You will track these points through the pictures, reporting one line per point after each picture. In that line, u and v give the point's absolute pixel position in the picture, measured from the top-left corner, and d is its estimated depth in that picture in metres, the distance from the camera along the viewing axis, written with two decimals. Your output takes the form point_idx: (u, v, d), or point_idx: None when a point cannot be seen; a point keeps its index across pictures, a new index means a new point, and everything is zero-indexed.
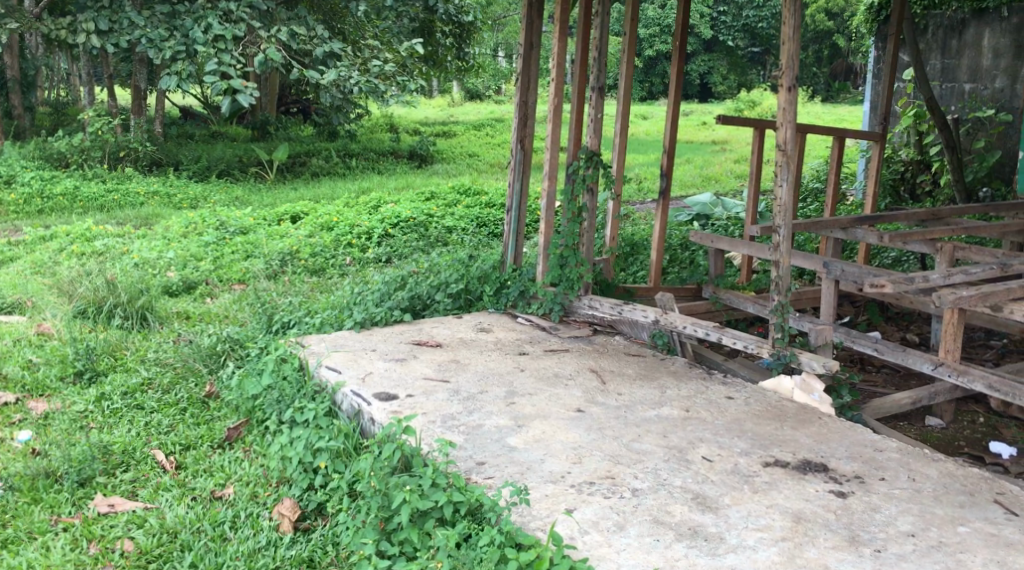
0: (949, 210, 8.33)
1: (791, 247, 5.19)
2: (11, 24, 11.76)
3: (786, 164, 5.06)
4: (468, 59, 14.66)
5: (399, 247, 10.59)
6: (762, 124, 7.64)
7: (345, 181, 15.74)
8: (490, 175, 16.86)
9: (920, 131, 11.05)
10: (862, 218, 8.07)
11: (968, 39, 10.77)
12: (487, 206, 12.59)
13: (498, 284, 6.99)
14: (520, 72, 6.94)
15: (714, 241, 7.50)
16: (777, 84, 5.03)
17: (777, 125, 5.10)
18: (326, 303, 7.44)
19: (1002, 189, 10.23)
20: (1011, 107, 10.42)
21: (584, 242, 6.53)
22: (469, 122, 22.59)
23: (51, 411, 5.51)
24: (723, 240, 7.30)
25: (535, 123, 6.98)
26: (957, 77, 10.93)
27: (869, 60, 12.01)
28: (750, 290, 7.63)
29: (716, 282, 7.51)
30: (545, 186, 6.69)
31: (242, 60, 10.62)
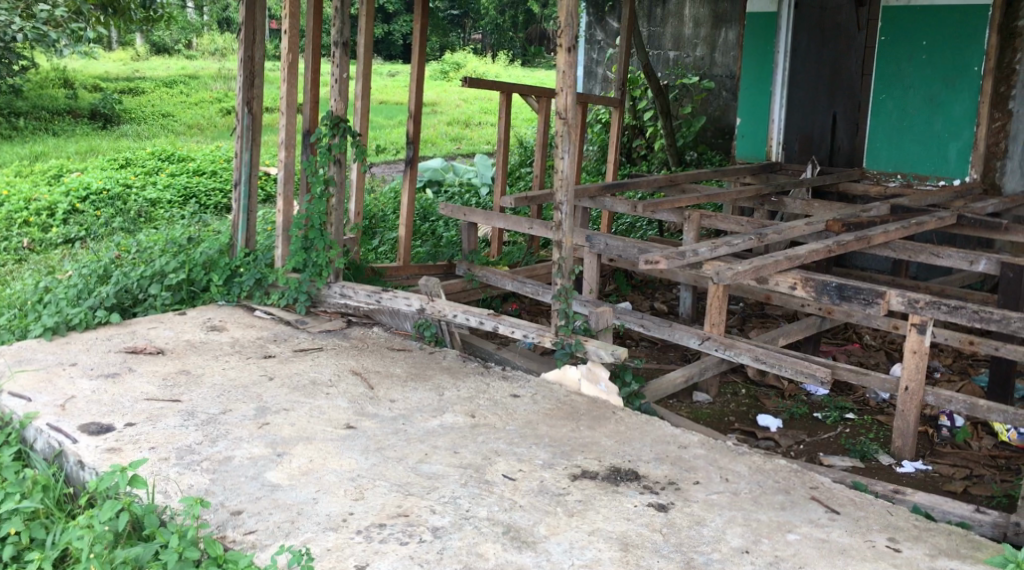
0: (684, 175, 7.91)
1: (574, 224, 4.67)
2: None
3: (568, 132, 4.55)
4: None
5: (89, 226, 9.22)
6: (510, 87, 7.10)
7: (13, 145, 13.74)
8: (188, 138, 15.38)
9: (633, 97, 11.00)
10: (606, 186, 7.61)
11: (671, 7, 10.69)
12: (196, 174, 11.33)
13: (227, 273, 6.03)
14: (243, 24, 5.98)
15: (466, 214, 6.85)
16: (557, 43, 4.50)
17: (556, 90, 4.55)
18: (4, 302, 6.17)
19: (707, 154, 10.33)
20: (712, 75, 10.33)
21: (333, 220, 5.71)
22: (156, 78, 20.66)
23: None
24: (475, 213, 6.67)
25: (263, 82, 6.06)
26: (663, 44, 10.87)
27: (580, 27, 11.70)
28: (505, 265, 7.07)
29: (470, 260, 6.81)
30: (281, 157, 5.84)
31: None
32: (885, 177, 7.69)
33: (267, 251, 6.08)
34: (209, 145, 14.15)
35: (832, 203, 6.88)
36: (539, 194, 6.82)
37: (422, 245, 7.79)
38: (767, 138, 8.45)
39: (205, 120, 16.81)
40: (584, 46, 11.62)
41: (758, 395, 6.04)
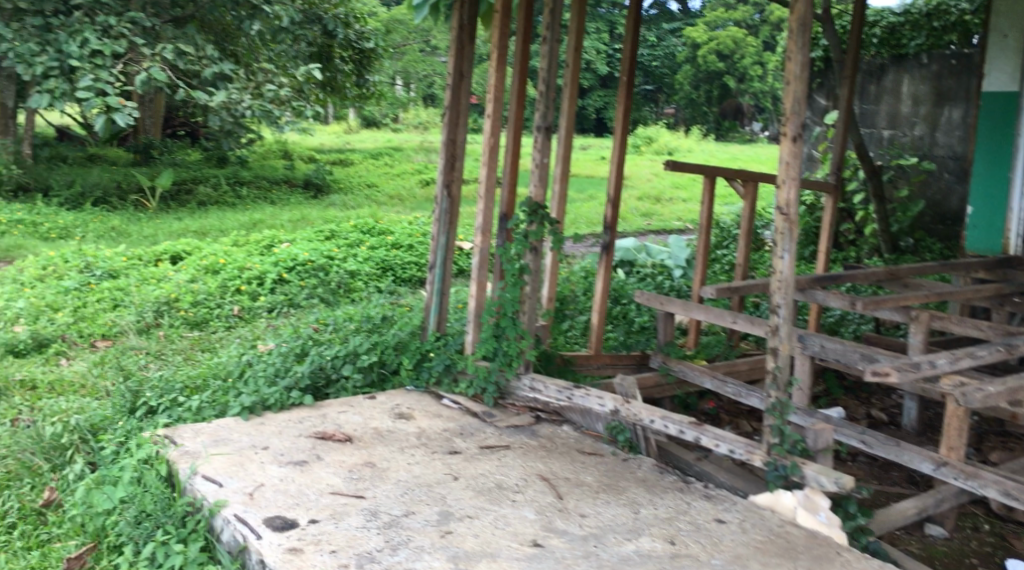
0: (908, 269, 7.14)
1: (791, 331, 4.22)
2: None
3: (789, 229, 4.15)
4: (365, 86, 15.64)
5: (297, 298, 9.49)
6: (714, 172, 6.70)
7: (234, 212, 14.51)
8: (390, 208, 15.75)
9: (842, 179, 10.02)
10: (818, 279, 6.82)
11: (887, 84, 10.01)
12: (394, 247, 11.47)
13: (417, 357, 5.87)
14: (448, 105, 5.95)
15: (663, 304, 6.26)
16: (781, 131, 4.14)
17: (778, 183, 4.17)
18: (206, 374, 6.29)
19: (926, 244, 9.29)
20: (932, 156, 9.63)
21: (526, 309, 5.42)
22: (366, 150, 21.49)
23: None
24: (672, 302, 6.14)
25: (464, 165, 5.97)
26: (876, 123, 10.13)
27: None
28: (703, 359, 6.55)
29: (666, 352, 6.22)
30: (477, 241, 5.69)
31: (119, 77, 11.59)
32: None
33: (457, 337, 5.89)
34: (408, 216, 14.45)
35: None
36: (743, 284, 6.18)
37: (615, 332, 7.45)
38: (1004, 229, 7.62)
39: (406, 191, 17.21)
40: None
41: (1005, 533, 5.29)
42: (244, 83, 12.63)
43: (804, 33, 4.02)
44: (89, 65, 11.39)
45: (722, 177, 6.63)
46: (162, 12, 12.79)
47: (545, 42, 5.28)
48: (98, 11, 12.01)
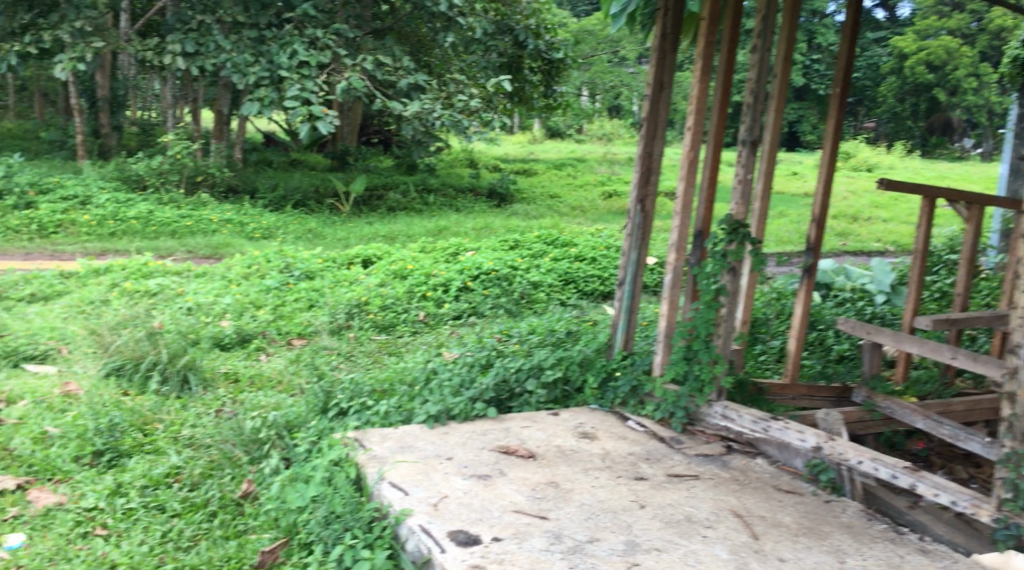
0: None
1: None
2: (98, 43, 12.66)
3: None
4: (553, 96, 15.60)
5: (481, 306, 9.51)
6: (933, 194, 6.23)
7: (421, 218, 14.77)
8: (572, 219, 15.67)
9: None
10: None
11: None
12: (577, 260, 11.36)
13: (602, 375, 5.71)
14: (645, 117, 5.76)
15: (870, 333, 5.83)
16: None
17: None
18: (394, 379, 6.35)
19: None
20: None
21: (721, 332, 5.12)
22: (549, 160, 21.53)
23: (55, 506, 4.84)
24: (880, 331, 5.73)
25: (659, 179, 5.76)
26: None
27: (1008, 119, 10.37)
28: (913, 395, 6.09)
29: (871, 385, 5.85)
30: (670, 259, 5.46)
31: (323, 87, 12.01)
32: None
33: (645, 357, 5.67)
34: (591, 228, 14.32)
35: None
36: (962, 316, 5.79)
37: (811, 359, 7.07)
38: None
39: (589, 203, 17.08)
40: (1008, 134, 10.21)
41: None
42: (435, 94, 12.87)
43: None
44: (296, 75, 11.83)
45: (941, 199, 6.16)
46: (362, 25, 13.19)
47: (755, 51, 5.01)
48: (304, 24, 12.57)
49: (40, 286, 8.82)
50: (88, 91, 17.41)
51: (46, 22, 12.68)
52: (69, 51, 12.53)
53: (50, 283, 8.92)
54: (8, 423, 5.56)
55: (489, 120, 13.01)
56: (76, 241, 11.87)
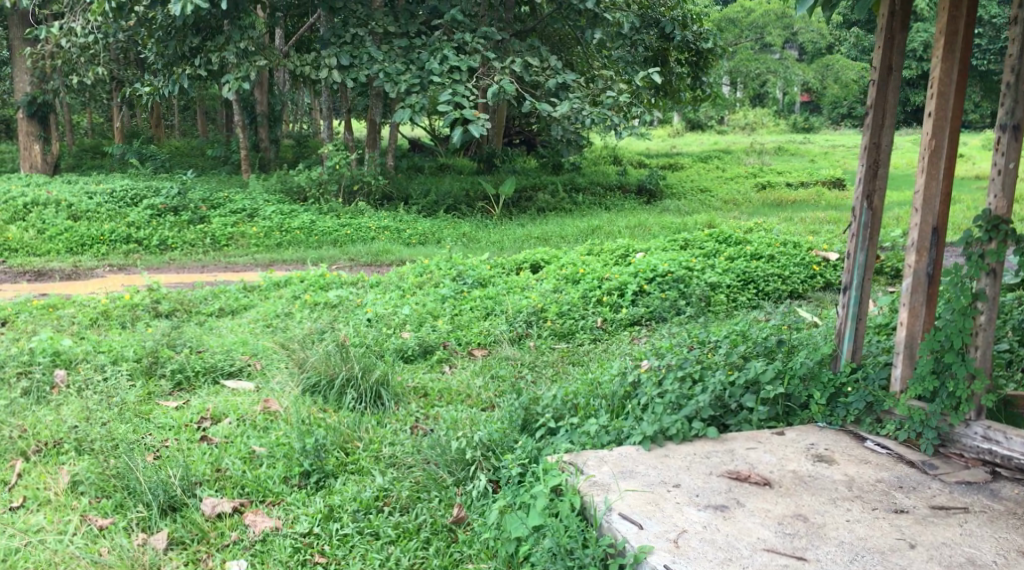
0: None
1: None
2: (262, 61, 12.81)
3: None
4: (700, 87, 15.03)
5: (656, 309, 9.08)
6: None
7: (575, 218, 14.45)
8: (727, 213, 15.09)
9: None
10: None
11: None
12: (753, 258, 10.62)
13: (831, 390, 5.32)
14: (872, 103, 5.35)
15: None
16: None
17: None
18: (588, 390, 6.03)
19: None
20: None
21: (979, 342, 4.85)
22: (694, 153, 20.91)
23: (272, 532, 4.68)
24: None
25: (887, 172, 5.37)
26: None
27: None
28: None
29: None
30: (911, 260, 5.13)
31: (475, 91, 11.75)
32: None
33: (880, 370, 5.31)
34: (751, 223, 13.68)
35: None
36: None
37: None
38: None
39: (742, 196, 16.41)
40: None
41: None
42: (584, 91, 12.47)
43: None
44: (447, 80, 11.62)
45: None
46: (507, 27, 12.96)
47: (1017, 22, 4.72)
48: (453, 29, 12.39)
49: (227, 301, 8.87)
50: (250, 108, 17.79)
51: (212, 43, 12.87)
52: (234, 72, 12.73)
53: (235, 298, 8.96)
54: (214, 443, 5.44)
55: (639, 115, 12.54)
56: (247, 254, 12.04)
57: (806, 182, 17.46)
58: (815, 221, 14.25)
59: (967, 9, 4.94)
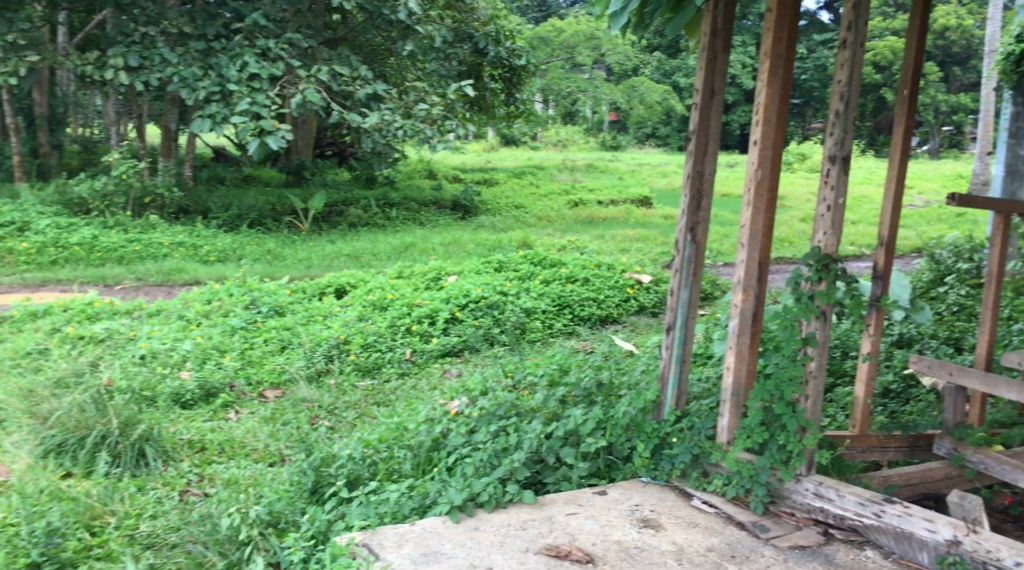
0: None
1: None
2: (33, 58, 11.42)
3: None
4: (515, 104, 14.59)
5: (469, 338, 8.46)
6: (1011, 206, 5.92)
7: (386, 235, 13.74)
8: (542, 230, 14.76)
9: None
10: None
11: None
12: (568, 281, 10.16)
13: (655, 442, 4.90)
14: (694, 129, 4.95)
15: (953, 374, 5.92)
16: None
17: None
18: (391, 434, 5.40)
19: None
20: None
21: (810, 390, 4.55)
22: (508, 169, 20.53)
23: None
24: (970, 373, 5.81)
25: (712, 203, 4.97)
26: None
27: (1004, 120, 10.58)
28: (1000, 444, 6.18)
29: (955, 435, 5.93)
30: (738, 300, 4.73)
31: (277, 100, 10.96)
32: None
33: (707, 419, 4.89)
34: (565, 241, 13.36)
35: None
36: None
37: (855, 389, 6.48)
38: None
39: (555, 212, 16.14)
40: (1008, 142, 10.47)
41: None
42: (396, 103, 11.81)
43: None
44: (246, 89, 10.75)
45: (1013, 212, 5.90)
46: (316, 35, 12.15)
47: (843, 47, 4.45)
48: (255, 33, 11.43)
49: None
50: (26, 110, 16.13)
51: None
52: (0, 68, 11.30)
53: None
54: None
55: (453, 129, 11.96)
56: (14, 274, 10.69)
57: (617, 199, 17.41)
58: (626, 239, 14.12)
59: (791, 31, 4.62)
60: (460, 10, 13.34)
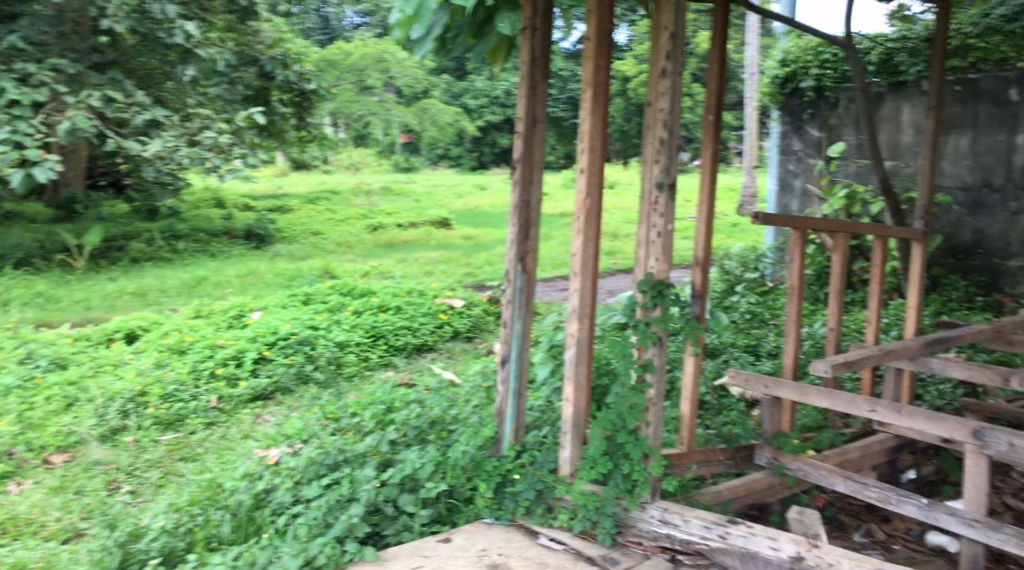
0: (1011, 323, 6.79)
1: None
2: None
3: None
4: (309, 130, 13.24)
5: (274, 375, 7.98)
6: (805, 223, 6.18)
7: (173, 270, 12.94)
8: (341, 257, 14.38)
9: (852, 214, 9.71)
10: (931, 339, 6.54)
11: (885, 113, 10.00)
12: (381, 311, 9.62)
13: (497, 480, 4.77)
14: (518, 158, 4.91)
15: (770, 387, 6.02)
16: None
17: None
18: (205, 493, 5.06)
19: (970, 296, 9.05)
20: (944, 187, 9.51)
21: (651, 415, 4.56)
22: (301, 194, 19.42)
23: None
24: (784, 384, 5.91)
25: (540, 231, 4.92)
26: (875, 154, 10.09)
27: (773, 138, 11.18)
28: (813, 450, 6.38)
29: (773, 444, 6.01)
30: (573, 329, 4.68)
31: (41, 130, 9.62)
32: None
33: (548, 453, 4.82)
34: (367, 267, 13.03)
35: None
36: (856, 357, 6.06)
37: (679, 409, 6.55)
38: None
39: (355, 237, 15.78)
40: (779, 157, 11.08)
41: None
42: (177, 130, 10.67)
43: None
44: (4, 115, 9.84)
45: (810, 226, 6.15)
46: (81, 59, 10.40)
47: (663, 75, 4.54)
48: None
49: None
50: None
51: None
52: None
53: None
54: None
55: (242, 156, 10.89)
56: None
57: (416, 221, 17.20)
58: (429, 261, 14.01)
59: (609, 60, 4.65)
60: (243, 32, 11.82)
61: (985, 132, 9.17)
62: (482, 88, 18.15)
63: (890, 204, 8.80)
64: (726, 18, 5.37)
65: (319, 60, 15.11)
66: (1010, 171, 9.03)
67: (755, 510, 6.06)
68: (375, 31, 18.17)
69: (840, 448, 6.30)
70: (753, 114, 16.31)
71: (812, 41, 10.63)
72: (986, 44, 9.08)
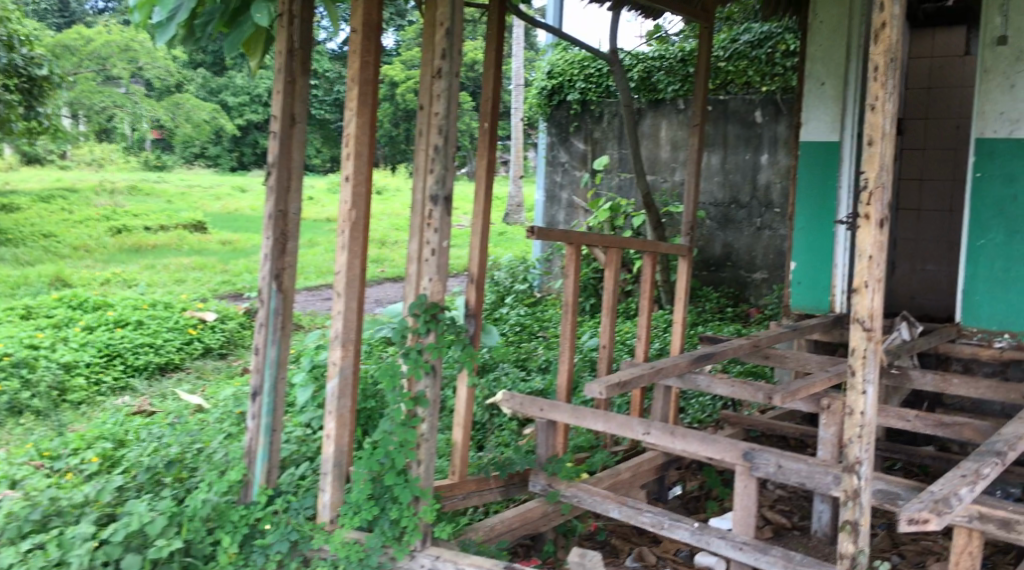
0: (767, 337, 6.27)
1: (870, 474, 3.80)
2: None
3: (873, 350, 3.77)
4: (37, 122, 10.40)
5: None
6: (573, 240, 5.87)
7: None
8: (76, 263, 12.97)
9: (616, 226, 9.64)
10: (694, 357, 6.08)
11: (645, 129, 10.06)
12: (117, 326, 8.60)
13: (243, 532, 4.23)
14: (273, 162, 4.36)
15: (545, 410, 5.68)
16: (862, 213, 3.75)
17: (857, 286, 3.77)
18: None
19: (726, 309, 9.22)
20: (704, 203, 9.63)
21: (422, 451, 4.15)
22: (30, 186, 17.41)
23: None
24: (559, 407, 5.59)
25: (297, 246, 4.43)
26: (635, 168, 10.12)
27: (540, 149, 10.97)
28: (587, 472, 6.12)
29: (549, 469, 5.60)
30: (336, 354, 4.20)
31: None
32: (992, 335, 5.98)
33: (306, 496, 4.33)
34: (105, 273, 11.79)
35: (978, 380, 5.31)
36: (628, 378, 5.64)
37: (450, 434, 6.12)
38: (829, 286, 6.74)
39: (93, 240, 14.37)
40: (545, 169, 10.89)
41: None
42: None
43: (891, 141, 3.71)
44: None
45: (578, 243, 5.86)
46: None
47: (439, 76, 4.12)
48: None
49: None
50: None
51: None
52: None
53: None
54: None
55: None
56: None
57: (165, 223, 15.89)
58: (179, 268, 12.93)
59: (378, 56, 4.17)
60: None
61: (732, 151, 9.42)
62: (242, 86, 16.98)
63: (651, 219, 8.81)
64: (500, 18, 4.99)
65: (52, 45, 13.40)
66: (754, 190, 9.29)
67: (528, 540, 5.68)
68: (118, 16, 16.57)
69: (611, 470, 5.92)
70: (520, 125, 16.17)
71: (579, 54, 10.56)
72: (734, 68, 9.34)
